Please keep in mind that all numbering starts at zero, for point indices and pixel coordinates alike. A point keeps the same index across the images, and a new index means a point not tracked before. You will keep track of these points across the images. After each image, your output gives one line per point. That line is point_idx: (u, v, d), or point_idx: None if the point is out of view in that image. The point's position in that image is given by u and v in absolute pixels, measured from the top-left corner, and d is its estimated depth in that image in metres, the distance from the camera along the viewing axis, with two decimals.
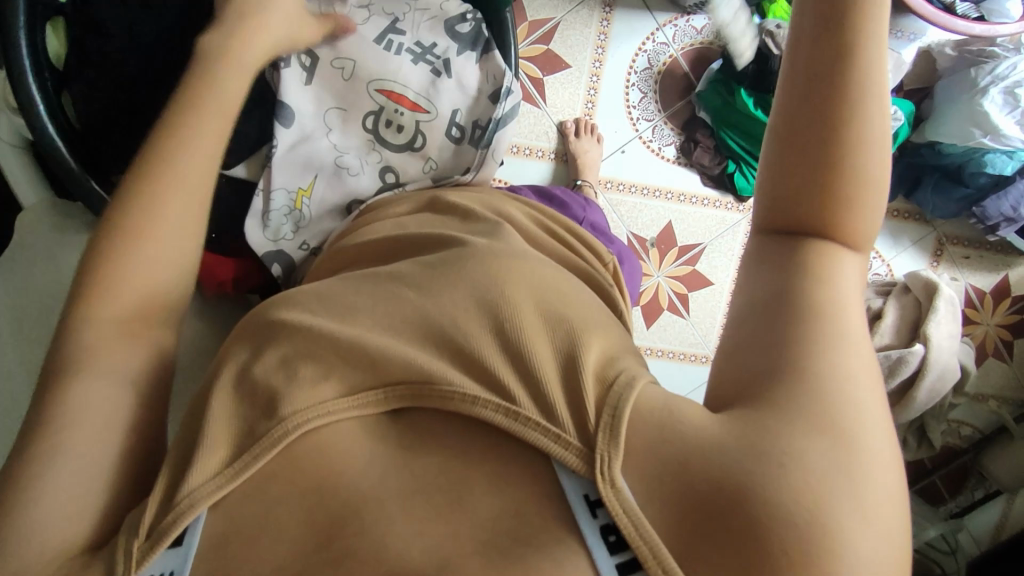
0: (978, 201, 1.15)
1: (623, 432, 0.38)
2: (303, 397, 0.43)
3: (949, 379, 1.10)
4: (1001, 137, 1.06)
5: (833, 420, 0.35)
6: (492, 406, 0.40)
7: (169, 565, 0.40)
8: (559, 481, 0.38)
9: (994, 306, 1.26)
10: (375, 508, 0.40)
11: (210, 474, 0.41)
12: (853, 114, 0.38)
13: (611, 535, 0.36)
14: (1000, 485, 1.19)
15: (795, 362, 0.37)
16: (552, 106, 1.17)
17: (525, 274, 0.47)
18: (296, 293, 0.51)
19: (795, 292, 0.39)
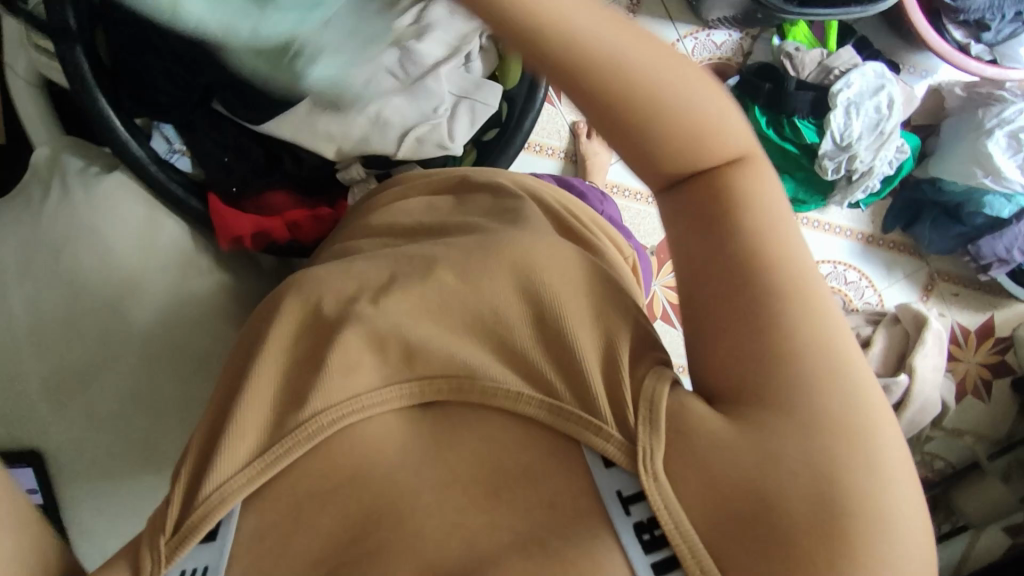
0: (973, 240, 1.17)
1: (663, 424, 0.38)
2: (336, 390, 0.43)
3: (929, 411, 1.11)
4: (1001, 180, 1.08)
5: (846, 423, 0.36)
6: (535, 404, 0.42)
7: (202, 561, 0.41)
8: (592, 474, 0.40)
9: (977, 345, 1.28)
10: (411, 500, 0.42)
11: (238, 466, 0.42)
12: (626, 77, 0.37)
13: (645, 533, 0.38)
14: (967, 520, 1.23)
15: (772, 342, 0.37)
16: (567, 105, 1.17)
17: (564, 266, 0.47)
18: (318, 279, 0.49)
19: (743, 248, 0.39)
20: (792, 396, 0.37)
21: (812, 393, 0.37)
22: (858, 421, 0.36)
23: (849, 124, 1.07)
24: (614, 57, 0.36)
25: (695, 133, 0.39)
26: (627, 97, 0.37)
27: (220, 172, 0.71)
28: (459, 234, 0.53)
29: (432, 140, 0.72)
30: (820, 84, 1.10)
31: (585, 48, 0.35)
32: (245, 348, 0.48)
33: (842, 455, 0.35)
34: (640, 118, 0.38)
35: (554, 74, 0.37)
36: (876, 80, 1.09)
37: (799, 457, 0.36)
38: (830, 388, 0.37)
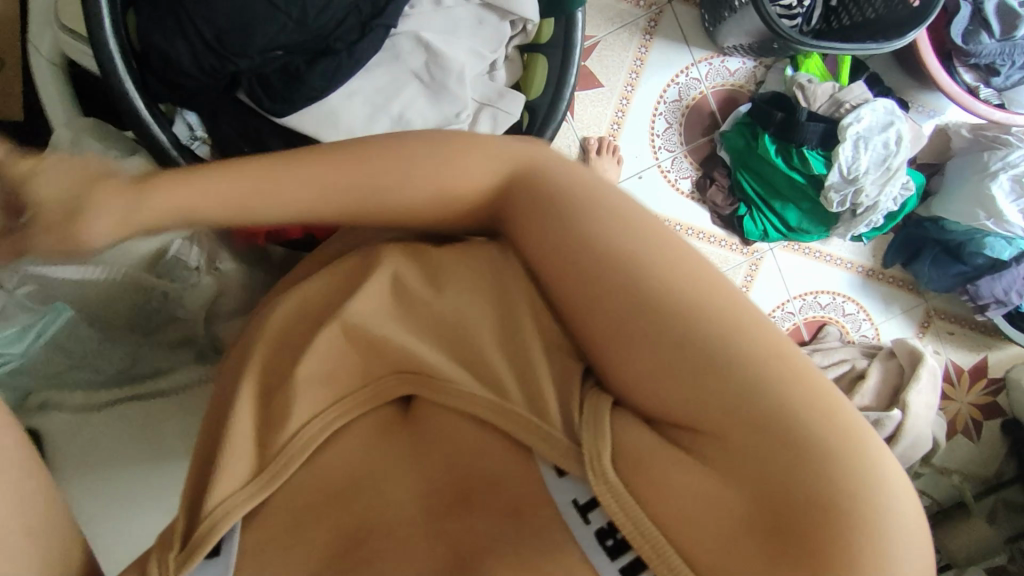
0: (973, 279, 1.18)
1: (607, 427, 0.42)
2: (318, 399, 0.48)
3: (921, 447, 1.12)
4: (1003, 222, 1.10)
5: (785, 426, 0.38)
6: (484, 408, 0.46)
7: (208, 574, 0.43)
8: (546, 483, 0.44)
9: (969, 385, 1.29)
10: (396, 511, 0.45)
11: (240, 483, 0.45)
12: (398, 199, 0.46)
13: (608, 539, 0.41)
14: (950, 559, 1.20)
15: (703, 376, 0.40)
16: (579, 121, 1.18)
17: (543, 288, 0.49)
18: (309, 284, 0.52)
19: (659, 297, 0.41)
20: (742, 419, 0.39)
21: (748, 408, 0.39)
22: (794, 420, 0.38)
23: (856, 157, 1.08)
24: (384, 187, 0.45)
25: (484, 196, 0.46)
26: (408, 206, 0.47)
27: None
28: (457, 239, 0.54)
29: None
30: (831, 116, 1.11)
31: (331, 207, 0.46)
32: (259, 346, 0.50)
33: (791, 461, 0.37)
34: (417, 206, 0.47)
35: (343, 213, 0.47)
36: (885, 116, 1.10)
37: (754, 470, 0.38)
38: (771, 397, 0.39)
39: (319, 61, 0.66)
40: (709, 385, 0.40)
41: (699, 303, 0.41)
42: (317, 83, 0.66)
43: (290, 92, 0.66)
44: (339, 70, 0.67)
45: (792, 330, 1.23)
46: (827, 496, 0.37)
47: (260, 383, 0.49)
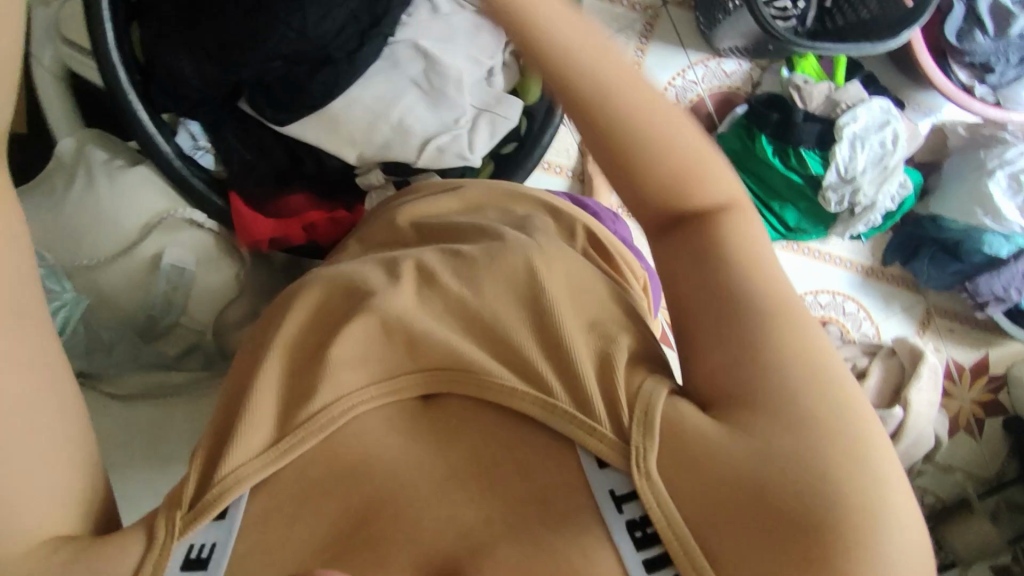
0: (971, 277, 1.19)
1: (657, 429, 0.39)
2: (343, 381, 0.44)
3: (924, 445, 1.12)
4: (1001, 220, 1.10)
5: (824, 415, 0.37)
6: (529, 400, 0.42)
7: (211, 537, 0.40)
8: (585, 471, 0.40)
9: (972, 382, 1.29)
10: (410, 492, 0.42)
11: (253, 453, 0.41)
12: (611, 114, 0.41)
13: (637, 531, 0.38)
14: (954, 557, 1.23)
15: (754, 353, 0.39)
16: (577, 125, 1.19)
17: (566, 271, 0.48)
18: (326, 273, 0.50)
19: (719, 264, 0.41)
20: (778, 394, 0.37)
21: (792, 390, 0.37)
22: (837, 414, 0.37)
23: (853, 157, 1.09)
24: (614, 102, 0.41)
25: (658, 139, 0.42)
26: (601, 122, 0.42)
27: (241, 169, 0.71)
28: (476, 236, 0.52)
29: (452, 149, 0.72)
30: (828, 116, 1.12)
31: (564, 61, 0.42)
32: (256, 336, 0.49)
33: (824, 446, 0.36)
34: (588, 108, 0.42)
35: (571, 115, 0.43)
36: (882, 114, 1.11)
37: (782, 450, 0.36)
38: (815, 387, 0.38)
39: (320, 70, 0.66)
40: (756, 364, 0.38)
41: (745, 278, 0.41)
42: (321, 91, 0.66)
43: (297, 87, 0.66)
44: (338, 78, 0.66)
45: None
46: (844, 491, 0.35)
47: (283, 351, 0.46)
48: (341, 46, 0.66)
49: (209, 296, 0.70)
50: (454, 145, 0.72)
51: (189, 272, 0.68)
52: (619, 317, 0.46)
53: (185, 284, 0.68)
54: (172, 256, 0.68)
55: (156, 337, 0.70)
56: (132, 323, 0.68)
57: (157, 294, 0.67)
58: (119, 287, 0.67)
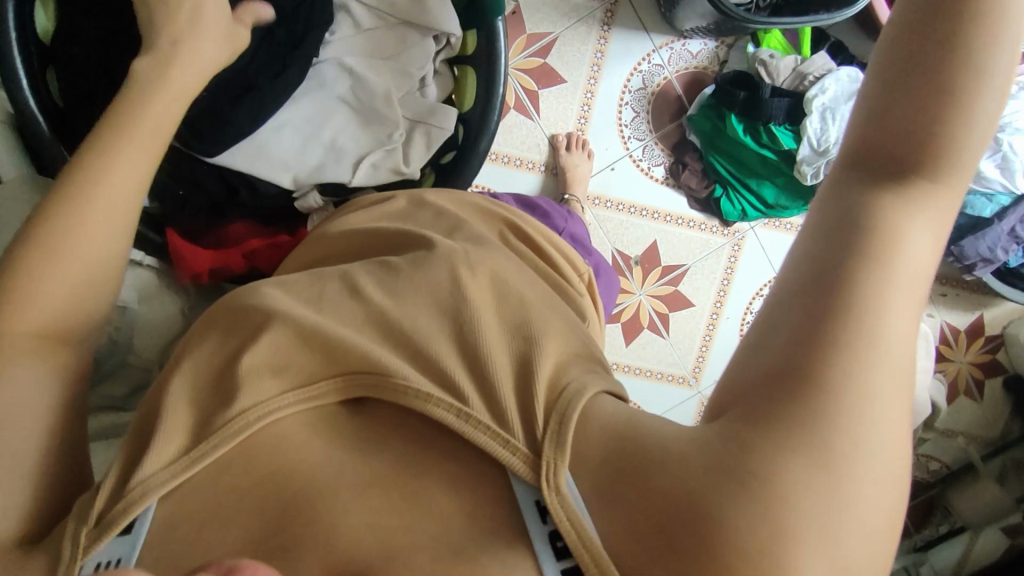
0: (956, 241, 1.18)
1: (569, 438, 0.38)
2: (260, 389, 0.43)
3: (919, 414, 1.11)
4: (982, 179, 1.08)
5: (842, 443, 0.33)
6: (445, 407, 0.40)
7: (116, 553, 0.39)
8: (512, 486, 0.39)
9: (968, 344, 1.27)
10: (331, 497, 0.40)
11: (166, 462, 0.41)
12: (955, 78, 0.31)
13: (558, 541, 0.37)
14: (965, 522, 1.20)
15: (815, 352, 0.33)
16: (545, 119, 1.18)
17: (492, 272, 0.48)
18: (237, 290, 0.49)
19: (846, 268, 0.33)
20: (808, 401, 0.33)
21: (840, 422, 0.33)
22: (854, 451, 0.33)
23: (826, 129, 1.07)
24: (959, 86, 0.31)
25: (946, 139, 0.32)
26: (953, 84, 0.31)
27: (175, 205, 0.74)
28: (403, 248, 0.53)
29: (387, 165, 0.74)
30: (795, 90, 1.11)
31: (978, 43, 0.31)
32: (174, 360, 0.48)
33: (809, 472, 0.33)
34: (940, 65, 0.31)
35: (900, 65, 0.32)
36: (851, 84, 1.08)
37: (751, 469, 0.34)
38: (853, 416, 0.33)
39: (241, 99, 0.67)
40: (808, 368, 0.33)
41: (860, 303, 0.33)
42: (244, 120, 0.68)
43: (224, 115, 0.67)
44: (263, 104, 0.68)
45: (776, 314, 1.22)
46: (800, 524, 0.33)
47: (196, 367, 0.45)
48: (265, 72, 0.68)
49: (159, 332, 0.69)
50: (388, 160, 0.74)
51: (130, 311, 0.66)
52: (542, 317, 0.45)
53: (127, 324, 0.66)
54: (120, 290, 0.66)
55: (106, 378, 0.65)
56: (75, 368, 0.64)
57: (103, 331, 0.64)
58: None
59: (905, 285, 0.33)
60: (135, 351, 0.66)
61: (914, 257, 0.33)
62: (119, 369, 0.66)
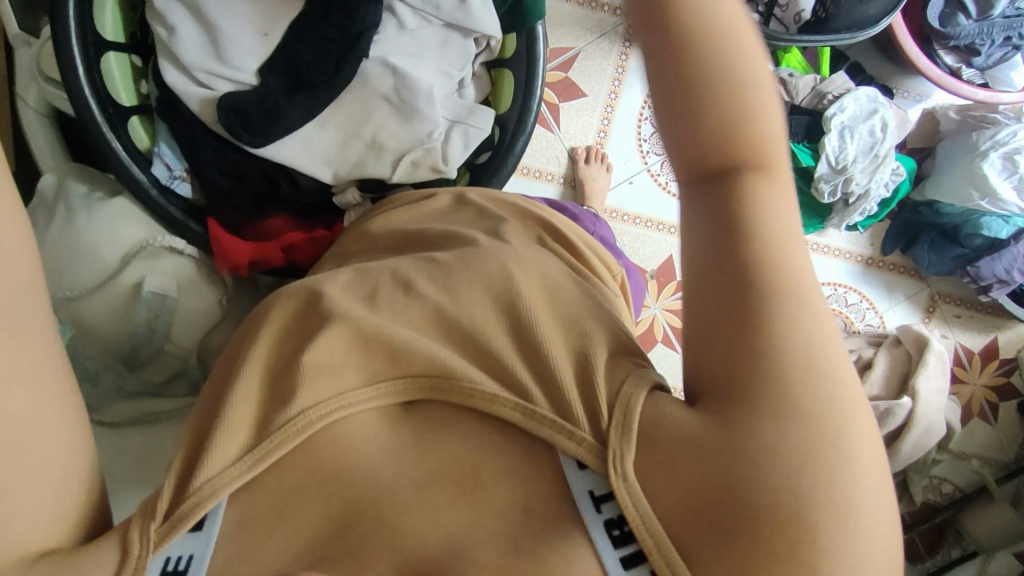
0: (972, 262, 1.16)
1: (635, 429, 0.38)
2: (323, 387, 0.43)
3: (934, 434, 1.10)
4: (998, 201, 1.09)
5: (836, 408, 0.35)
6: (510, 406, 0.41)
7: (189, 549, 0.39)
8: (565, 475, 0.40)
9: (982, 366, 1.27)
10: (392, 496, 0.41)
11: (229, 461, 0.40)
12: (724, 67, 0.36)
13: (615, 529, 0.38)
14: (977, 545, 1.18)
15: (753, 339, 0.36)
16: (565, 132, 1.19)
17: (542, 274, 0.48)
18: (291, 291, 0.50)
19: (743, 252, 0.37)
20: (778, 394, 0.35)
21: (808, 395, 0.35)
22: (843, 406, 0.36)
23: (843, 147, 1.08)
24: (734, 69, 0.36)
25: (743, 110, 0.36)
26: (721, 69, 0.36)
27: (219, 199, 0.73)
28: (448, 245, 0.54)
29: (427, 163, 0.75)
30: (815, 108, 1.12)
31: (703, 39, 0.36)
32: (231, 355, 0.48)
33: (819, 444, 0.35)
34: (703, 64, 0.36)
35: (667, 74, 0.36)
36: (869, 104, 1.11)
37: (764, 446, 0.35)
38: (827, 374, 0.36)
39: (296, 95, 0.71)
40: (761, 343, 0.36)
41: (772, 282, 0.36)
42: (297, 115, 0.71)
43: (282, 103, 0.70)
44: (317, 100, 0.71)
45: None
46: (828, 489, 0.34)
47: (259, 363, 0.45)
48: (316, 68, 0.71)
49: (198, 319, 0.72)
50: (427, 158, 0.75)
51: (171, 300, 0.70)
52: (597, 315, 0.45)
53: (168, 312, 0.70)
54: (162, 283, 0.70)
55: (141, 364, 0.71)
56: (116, 352, 0.70)
57: (138, 317, 0.68)
58: (103, 317, 0.69)
59: (788, 235, 0.38)
60: (173, 343, 0.71)
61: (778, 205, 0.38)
62: (154, 354, 0.70)
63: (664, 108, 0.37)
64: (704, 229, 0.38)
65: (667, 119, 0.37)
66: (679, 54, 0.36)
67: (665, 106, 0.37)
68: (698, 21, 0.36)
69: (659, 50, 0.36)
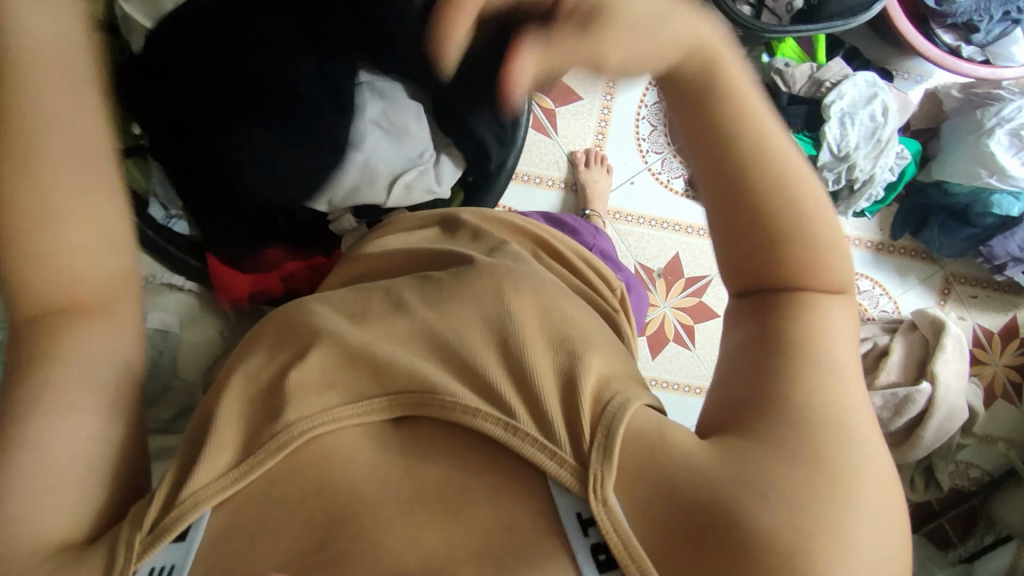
0: (984, 241, 1.15)
1: (617, 450, 0.37)
2: (307, 405, 0.43)
3: (957, 419, 1.09)
4: (1007, 177, 1.07)
5: (813, 427, 0.37)
6: (492, 420, 0.40)
7: (170, 560, 0.39)
8: (553, 500, 0.38)
9: (1002, 347, 1.25)
10: (373, 512, 0.40)
11: (217, 473, 0.41)
12: (790, 207, 0.40)
13: (601, 554, 0.37)
14: (1009, 529, 1.16)
15: (764, 384, 0.39)
16: (563, 136, 1.18)
17: (536, 292, 0.47)
18: (285, 307, 0.51)
19: (786, 349, 0.40)
20: (788, 426, 0.37)
21: (816, 424, 0.37)
22: (826, 430, 0.37)
23: (844, 134, 1.07)
24: (797, 209, 0.40)
25: (803, 243, 0.40)
26: (779, 210, 0.39)
27: (217, 234, 0.76)
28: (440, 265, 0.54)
29: (421, 185, 0.81)
30: (814, 96, 1.11)
31: (763, 179, 0.39)
32: (226, 373, 0.48)
33: (799, 473, 0.36)
34: (766, 203, 0.39)
35: (728, 210, 0.40)
36: (868, 88, 1.09)
37: (751, 473, 0.36)
38: (817, 410, 0.38)
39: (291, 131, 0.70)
40: (776, 388, 0.39)
41: (816, 354, 0.39)
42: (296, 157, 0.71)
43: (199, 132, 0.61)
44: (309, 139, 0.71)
45: None
46: (805, 508, 0.35)
47: (244, 380, 0.46)
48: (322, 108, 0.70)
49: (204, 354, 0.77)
50: (421, 180, 0.81)
51: (172, 334, 0.75)
52: (584, 333, 0.45)
53: (171, 347, 0.75)
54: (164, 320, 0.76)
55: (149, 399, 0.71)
56: None
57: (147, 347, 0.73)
58: None
59: (839, 345, 0.40)
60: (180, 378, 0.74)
61: (835, 326, 0.41)
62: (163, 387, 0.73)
63: (724, 241, 0.41)
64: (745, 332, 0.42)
65: (726, 251, 0.41)
66: (750, 195, 0.39)
67: (732, 241, 0.41)
68: (769, 175, 0.39)
69: (710, 155, 0.39)
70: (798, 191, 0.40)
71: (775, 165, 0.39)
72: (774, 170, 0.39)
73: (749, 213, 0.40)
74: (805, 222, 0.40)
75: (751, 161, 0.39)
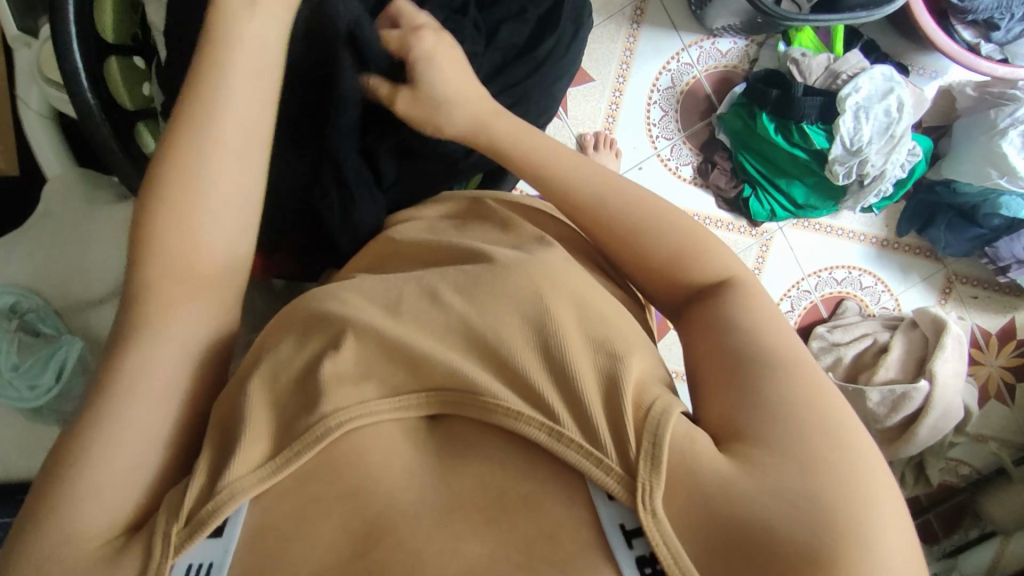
0: (991, 241, 1.16)
1: (665, 461, 0.37)
2: (343, 397, 0.41)
3: (952, 415, 1.09)
4: (1016, 179, 1.06)
5: (839, 444, 0.37)
6: (535, 424, 0.40)
7: (208, 556, 0.38)
8: (595, 505, 0.38)
9: (999, 347, 1.26)
10: (411, 522, 0.39)
11: (254, 465, 0.40)
12: (655, 236, 0.51)
13: (647, 567, 0.36)
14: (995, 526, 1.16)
15: (771, 398, 0.39)
16: (573, 118, 1.17)
17: (570, 288, 0.45)
18: (310, 294, 0.48)
19: (723, 337, 0.44)
20: (810, 440, 0.37)
21: (845, 443, 0.38)
22: (855, 450, 0.38)
23: (858, 128, 1.07)
24: (660, 235, 0.51)
25: (686, 260, 0.50)
26: (644, 239, 0.51)
27: None
28: (462, 254, 0.52)
29: None
30: (828, 88, 1.09)
31: (620, 217, 0.52)
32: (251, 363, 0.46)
33: (843, 489, 0.36)
34: (633, 238, 0.51)
35: (615, 252, 0.52)
36: (884, 83, 1.08)
37: (801, 490, 0.36)
38: (827, 430, 0.38)
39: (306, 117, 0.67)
40: (795, 407, 0.39)
41: (765, 349, 0.42)
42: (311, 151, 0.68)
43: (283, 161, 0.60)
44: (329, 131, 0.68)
45: (809, 309, 1.22)
46: (841, 518, 0.35)
47: (270, 366, 0.43)
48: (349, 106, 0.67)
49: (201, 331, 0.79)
50: None
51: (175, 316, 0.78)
52: (618, 333, 0.43)
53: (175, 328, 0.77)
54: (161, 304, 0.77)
55: None
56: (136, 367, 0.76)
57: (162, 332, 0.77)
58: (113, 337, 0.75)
59: (779, 330, 0.45)
60: None
61: (763, 315, 0.46)
62: None
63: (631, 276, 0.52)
64: (691, 339, 0.47)
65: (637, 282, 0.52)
66: (624, 237, 0.51)
67: (634, 274, 0.52)
68: (620, 213, 0.52)
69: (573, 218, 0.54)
70: (656, 224, 0.51)
71: (616, 207, 0.53)
72: (587, 195, 0.54)
73: (627, 247, 0.51)
74: (669, 242, 0.51)
75: (603, 211, 0.53)
